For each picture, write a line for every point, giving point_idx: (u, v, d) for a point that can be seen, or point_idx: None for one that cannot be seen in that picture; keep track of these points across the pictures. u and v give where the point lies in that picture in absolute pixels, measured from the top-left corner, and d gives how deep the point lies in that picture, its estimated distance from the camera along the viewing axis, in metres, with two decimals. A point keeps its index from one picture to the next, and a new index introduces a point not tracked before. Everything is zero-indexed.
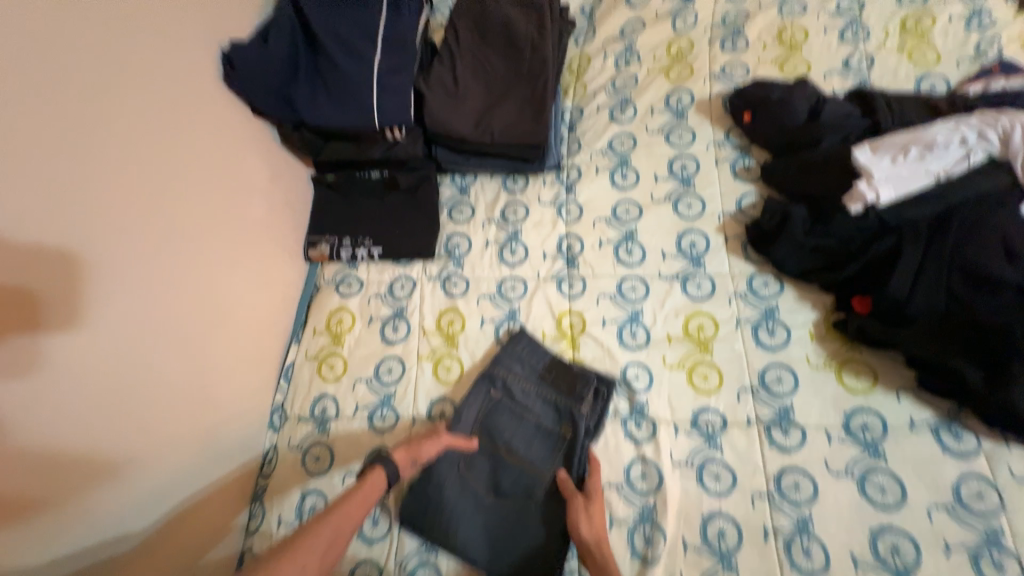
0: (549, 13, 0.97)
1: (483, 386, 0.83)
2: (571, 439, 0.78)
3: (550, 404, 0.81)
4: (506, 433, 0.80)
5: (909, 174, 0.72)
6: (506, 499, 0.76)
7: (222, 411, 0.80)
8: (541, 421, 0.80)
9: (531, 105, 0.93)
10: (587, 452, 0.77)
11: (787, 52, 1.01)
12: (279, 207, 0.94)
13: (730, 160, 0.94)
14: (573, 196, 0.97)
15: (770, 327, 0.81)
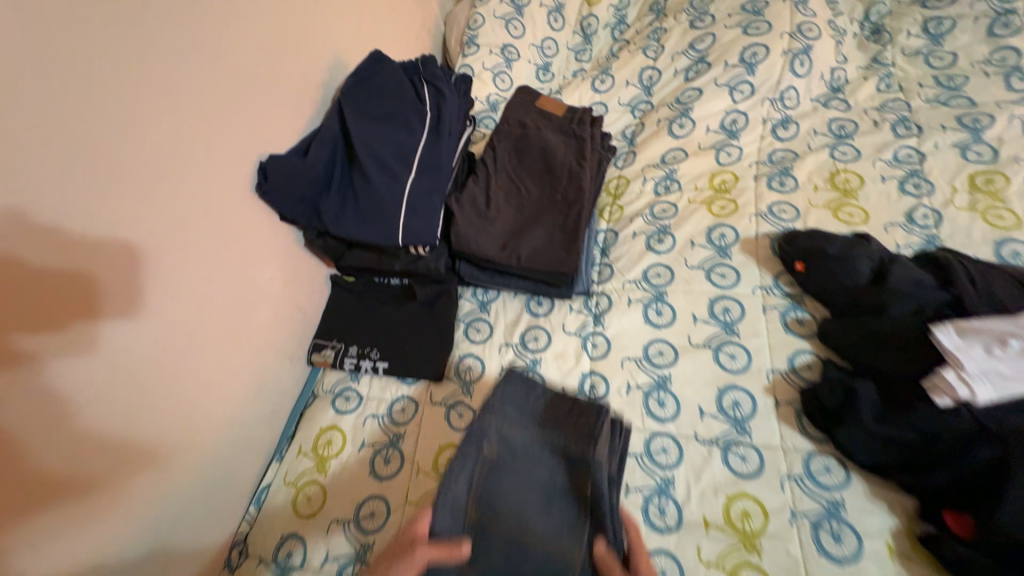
0: (590, 144, 0.98)
1: (472, 453, 0.67)
2: (596, 500, 0.62)
3: (557, 454, 0.68)
4: (511, 497, 0.64)
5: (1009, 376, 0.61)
6: None
7: (177, 542, 0.71)
8: (552, 481, 0.66)
9: (562, 233, 0.89)
10: (616, 506, 0.63)
11: (841, 196, 0.95)
12: (291, 310, 0.90)
13: (780, 309, 0.84)
14: (601, 328, 0.89)
15: (835, 531, 0.65)
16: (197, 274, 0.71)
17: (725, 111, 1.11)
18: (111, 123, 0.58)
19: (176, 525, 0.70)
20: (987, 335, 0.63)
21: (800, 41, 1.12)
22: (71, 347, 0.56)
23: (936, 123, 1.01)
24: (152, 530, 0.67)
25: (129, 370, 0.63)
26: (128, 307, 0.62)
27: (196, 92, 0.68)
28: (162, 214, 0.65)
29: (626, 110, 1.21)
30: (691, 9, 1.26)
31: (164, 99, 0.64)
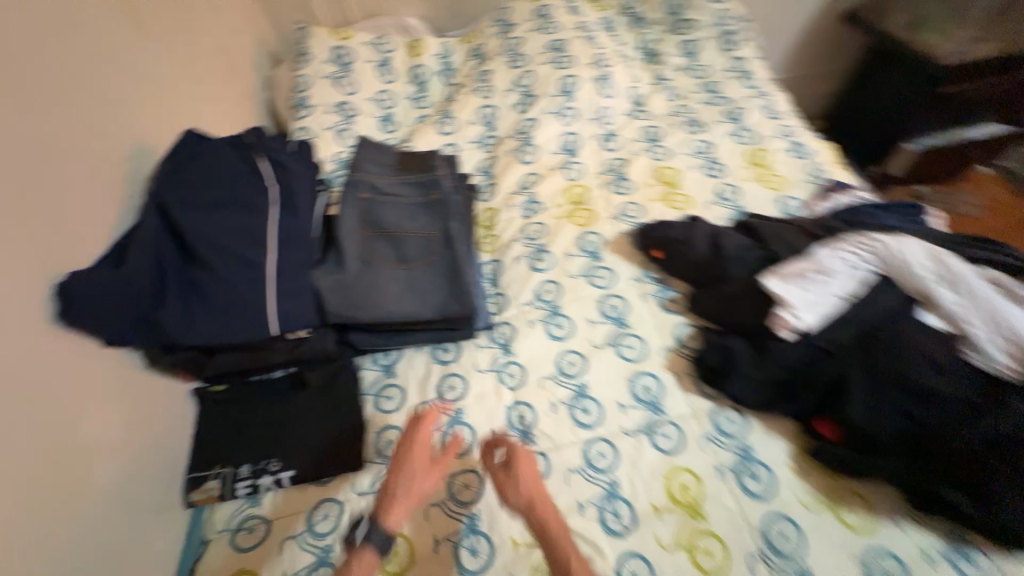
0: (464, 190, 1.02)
1: (352, 194, 0.88)
2: (444, 199, 0.90)
3: (413, 183, 0.92)
4: (390, 218, 0.88)
5: (829, 300, 0.74)
6: (414, 265, 0.85)
7: None
8: (412, 198, 0.90)
9: (448, 274, 0.85)
10: (458, 199, 0.91)
11: (668, 188, 1.14)
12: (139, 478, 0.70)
13: (656, 294, 0.96)
14: (512, 357, 0.90)
15: (752, 471, 0.76)
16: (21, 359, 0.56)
17: (560, 134, 1.24)
18: None
19: None
20: (813, 268, 0.77)
21: (599, 69, 1.31)
22: None
23: (712, 119, 1.28)
24: None
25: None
26: None
27: None
28: None
29: (476, 146, 1.27)
30: (507, 52, 1.40)
31: None
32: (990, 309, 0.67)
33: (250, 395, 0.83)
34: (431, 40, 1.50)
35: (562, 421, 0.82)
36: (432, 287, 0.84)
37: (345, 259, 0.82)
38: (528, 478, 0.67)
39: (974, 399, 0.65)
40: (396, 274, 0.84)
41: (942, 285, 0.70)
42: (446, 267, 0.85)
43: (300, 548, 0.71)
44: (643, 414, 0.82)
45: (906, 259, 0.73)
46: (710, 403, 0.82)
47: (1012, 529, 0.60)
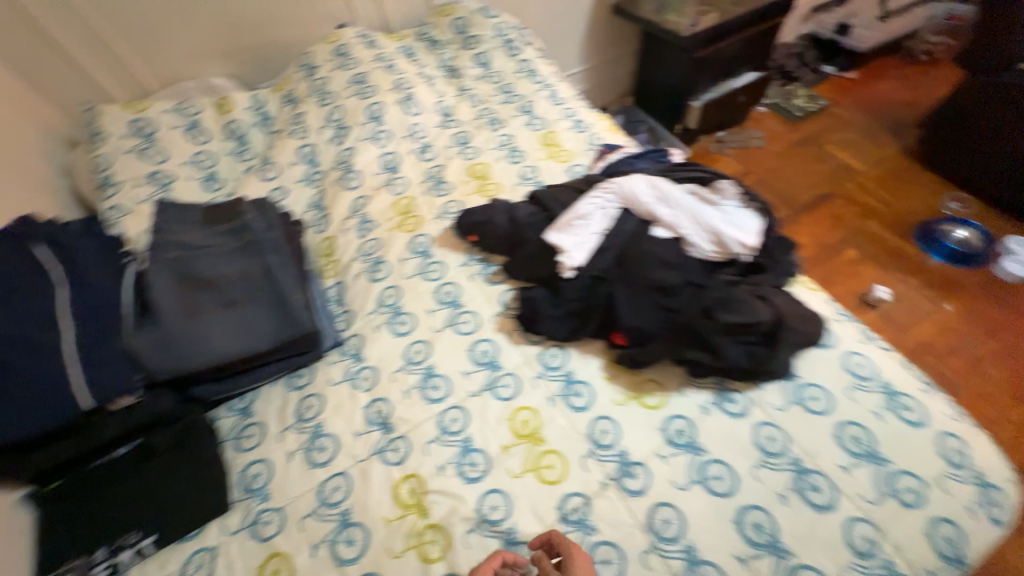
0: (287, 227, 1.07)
1: (159, 256, 0.90)
2: (255, 239, 0.95)
3: (223, 232, 0.96)
4: (205, 268, 0.91)
5: (590, 238, 0.92)
6: (239, 305, 0.89)
7: None
8: (224, 247, 0.94)
9: (274, 304, 0.90)
10: (273, 235, 0.97)
11: (480, 181, 1.29)
12: None
13: (481, 271, 1.09)
14: (363, 363, 0.97)
15: (575, 391, 0.91)
16: None
17: (379, 156, 1.35)
18: None
19: None
20: (575, 217, 0.95)
21: (402, 93, 1.45)
22: None
23: (508, 115, 1.47)
24: None
25: None
26: None
27: None
28: None
29: (303, 184, 1.33)
30: (315, 93, 1.48)
31: None
32: (691, 210, 0.90)
33: (90, 480, 0.80)
34: (239, 94, 1.52)
35: (415, 403, 0.91)
36: (261, 319, 0.88)
37: (160, 318, 0.83)
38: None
39: (693, 279, 0.86)
40: (221, 316, 0.87)
41: (659, 203, 0.92)
42: (272, 298, 0.90)
43: None
44: (484, 374, 0.94)
45: (633, 191, 0.94)
46: (536, 347, 0.97)
47: (731, 366, 0.80)
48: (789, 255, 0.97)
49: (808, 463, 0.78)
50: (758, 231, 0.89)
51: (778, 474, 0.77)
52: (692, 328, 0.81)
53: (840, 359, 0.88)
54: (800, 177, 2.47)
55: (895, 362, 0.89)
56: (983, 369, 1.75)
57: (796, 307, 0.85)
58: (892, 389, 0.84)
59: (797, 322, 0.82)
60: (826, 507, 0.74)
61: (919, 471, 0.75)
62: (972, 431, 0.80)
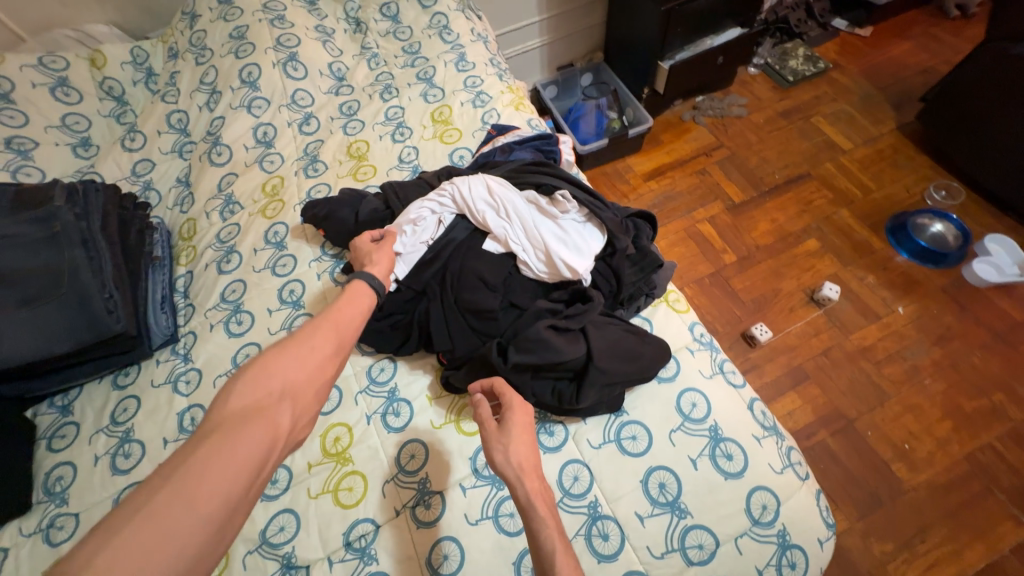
0: (120, 214, 1.01)
1: None
2: (62, 229, 0.89)
3: (28, 221, 0.89)
4: (1, 262, 0.85)
5: (416, 249, 0.84)
6: (36, 304, 0.84)
7: None
8: (26, 237, 0.87)
9: (78, 306, 0.85)
10: (85, 227, 0.91)
11: (357, 162, 1.17)
12: None
13: (331, 269, 1.02)
14: (190, 364, 0.94)
15: (394, 410, 0.86)
16: None
17: (253, 127, 1.22)
18: None
19: None
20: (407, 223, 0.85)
21: (283, 52, 1.28)
22: None
23: (405, 82, 1.30)
24: None
25: None
26: None
27: None
28: None
29: (173, 156, 1.23)
30: (193, 48, 1.33)
31: None
32: (527, 223, 0.81)
33: None
34: (114, 45, 1.37)
35: None
36: (59, 319, 0.84)
37: None
38: (517, 446, 0.63)
39: (516, 301, 0.80)
40: (14, 316, 0.82)
41: (497, 211, 0.83)
42: (73, 297, 0.85)
43: None
44: None
45: (472, 198, 0.84)
46: (369, 359, 0.91)
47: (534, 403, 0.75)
48: (647, 275, 0.86)
49: (605, 508, 0.74)
50: (594, 253, 0.81)
51: (573, 517, 0.73)
52: (494, 365, 0.74)
53: (674, 395, 0.81)
54: (777, 152, 2.23)
55: (737, 401, 0.81)
56: (920, 381, 1.65)
57: (623, 341, 0.77)
58: (719, 433, 0.77)
59: (616, 360, 0.74)
60: (609, 556, 0.70)
61: (716, 527, 0.71)
62: (792, 486, 0.75)
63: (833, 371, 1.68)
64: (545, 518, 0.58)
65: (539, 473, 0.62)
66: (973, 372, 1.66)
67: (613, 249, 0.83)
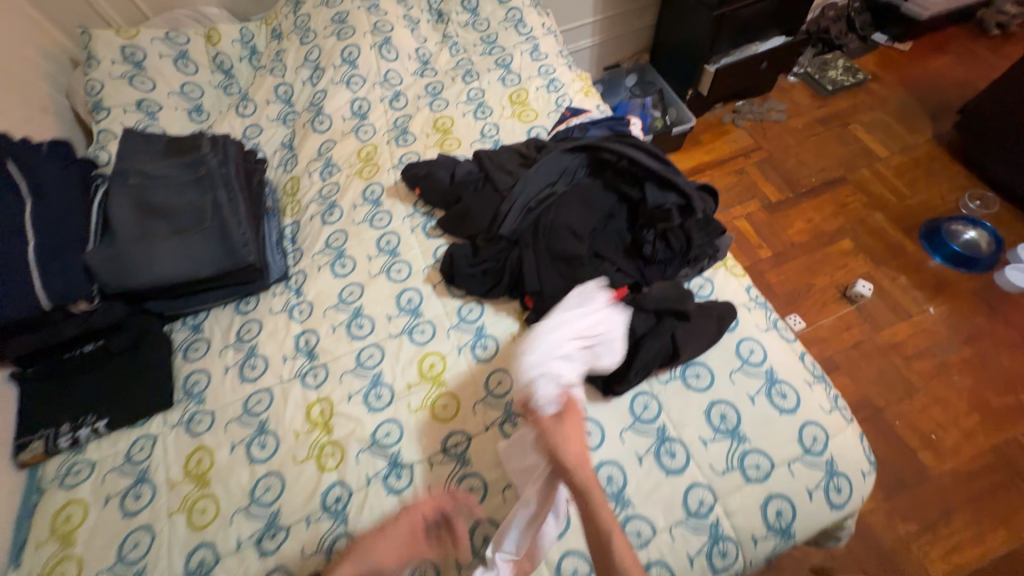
0: (246, 165, 1.15)
1: (120, 181, 1.00)
2: (208, 174, 1.04)
3: (179, 166, 1.04)
4: (159, 197, 1.00)
5: (525, 199, 0.96)
6: (187, 234, 0.98)
7: None
8: (180, 178, 1.03)
9: (220, 238, 0.99)
10: (225, 174, 1.05)
11: (443, 134, 1.31)
12: None
13: (423, 224, 1.15)
14: (302, 297, 1.07)
15: (482, 343, 0.98)
16: None
17: (350, 101, 1.37)
18: None
19: None
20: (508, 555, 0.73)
21: (379, 35, 1.43)
22: None
23: (485, 67, 1.44)
24: None
25: None
26: None
27: None
28: None
29: (278, 123, 1.39)
30: (297, 30, 1.49)
31: None
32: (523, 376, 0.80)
33: (63, 377, 0.96)
34: (227, 25, 1.53)
35: (340, 339, 1.01)
36: (203, 249, 0.98)
37: (115, 239, 0.94)
38: (570, 442, 0.71)
39: (601, 254, 0.92)
40: (170, 243, 0.97)
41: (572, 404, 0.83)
42: (216, 231, 0.99)
43: (119, 476, 0.88)
44: (405, 319, 1.03)
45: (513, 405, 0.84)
46: (460, 301, 1.04)
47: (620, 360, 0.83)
48: (712, 239, 0.98)
49: (672, 432, 0.84)
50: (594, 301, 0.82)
51: (643, 437, 0.84)
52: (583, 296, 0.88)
53: (734, 343, 0.91)
54: (815, 156, 2.31)
55: (789, 352, 0.92)
56: (948, 377, 1.71)
57: (703, 327, 0.84)
58: (774, 376, 0.87)
59: (701, 352, 0.82)
60: (675, 470, 0.80)
61: (772, 452, 0.80)
62: (839, 424, 0.84)
63: (862, 363, 1.76)
64: (600, 510, 0.65)
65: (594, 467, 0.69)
66: (1000, 371, 1.72)
67: (694, 213, 0.91)
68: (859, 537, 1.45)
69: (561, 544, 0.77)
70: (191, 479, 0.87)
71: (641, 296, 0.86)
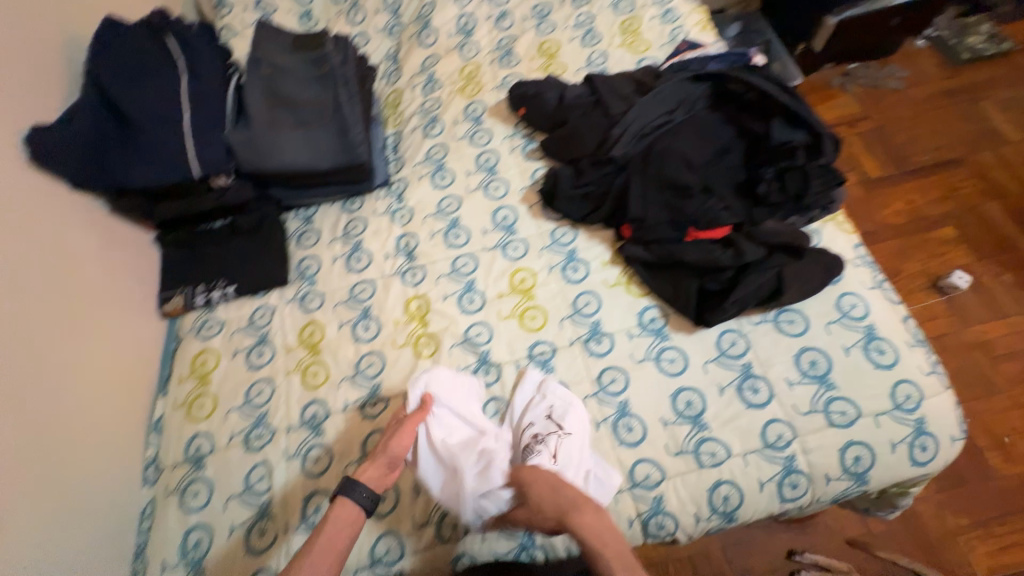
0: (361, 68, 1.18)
1: (253, 69, 1.07)
2: (330, 71, 1.09)
3: (305, 62, 1.10)
4: (286, 88, 1.06)
5: (641, 124, 0.96)
6: (309, 126, 1.05)
7: (122, 394, 0.92)
8: (305, 73, 1.09)
9: (338, 134, 1.05)
10: (345, 73, 1.09)
11: (547, 59, 1.28)
12: (121, 286, 0.98)
13: (522, 146, 1.16)
14: (404, 203, 1.13)
15: (573, 266, 1.01)
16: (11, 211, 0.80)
17: (457, 17, 1.36)
18: None
19: (114, 403, 0.90)
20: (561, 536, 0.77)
21: None
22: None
23: None
24: (80, 473, 0.80)
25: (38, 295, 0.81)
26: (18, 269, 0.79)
27: None
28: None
29: (384, 35, 1.41)
30: None
31: None
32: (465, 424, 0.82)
33: (194, 244, 1.09)
34: None
35: (438, 245, 1.07)
36: (323, 143, 1.04)
37: (249, 122, 1.02)
38: (545, 486, 0.70)
39: (712, 188, 0.90)
40: (295, 134, 1.04)
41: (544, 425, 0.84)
42: (335, 128, 1.05)
43: (243, 336, 1.00)
44: (500, 234, 1.07)
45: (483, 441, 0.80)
46: (554, 223, 1.06)
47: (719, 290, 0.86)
48: (830, 189, 0.92)
49: (758, 370, 0.85)
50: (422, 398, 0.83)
51: (728, 370, 0.86)
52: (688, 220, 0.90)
53: (835, 296, 0.89)
54: (932, 133, 2.09)
55: (893, 312, 0.89)
56: None
57: (810, 271, 0.84)
58: (874, 332, 0.86)
59: (805, 294, 0.83)
60: (757, 404, 0.83)
61: (860, 403, 0.81)
62: (938, 388, 0.82)
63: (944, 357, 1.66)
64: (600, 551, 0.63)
65: (583, 507, 0.66)
66: None
67: (820, 154, 0.87)
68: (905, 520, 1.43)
69: (636, 452, 0.82)
70: (304, 347, 0.98)
71: (755, 227, 0.87)
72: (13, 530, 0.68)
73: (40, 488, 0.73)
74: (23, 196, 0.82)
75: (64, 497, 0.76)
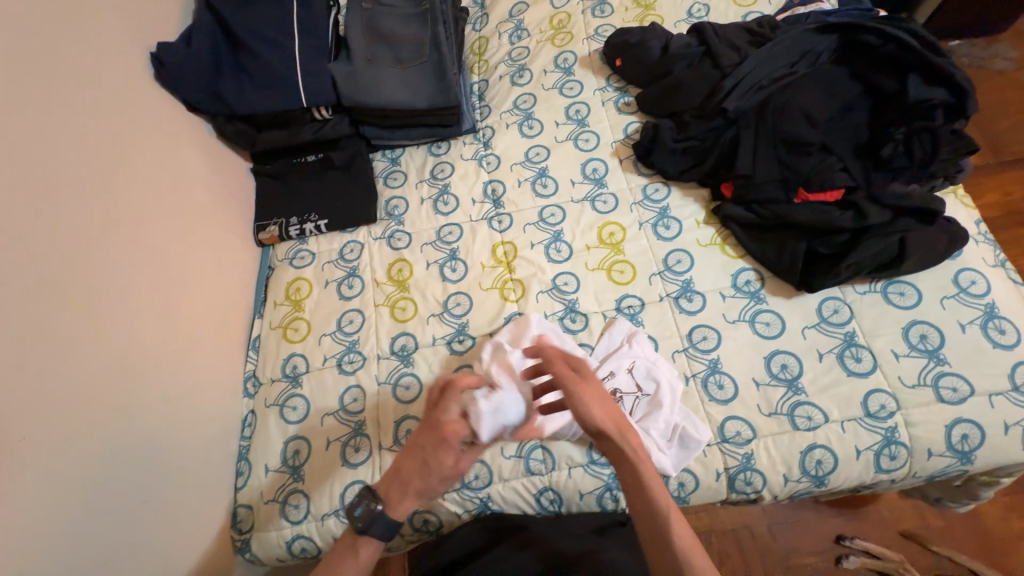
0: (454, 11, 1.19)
1: (356, 6, 1.10)
2: (430, 9, 1.09)
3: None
4: (386, 24, 1.09)
5: (756, 77, 0.95)
6: (407, 64, 1.07)
7: (226, 312, 0.97)
8: (404, 10, 1.10)
9: (435, 73, 1.07)
10: (444, 13, 1.11)
11: (644, 10, 1.22)
12: (225, 210, 1.03)
13: (614, 99, 1.12)
14: (490, 150, 1.12)
15: (665, 223, 0.98)
16: (130, 125, 0.85)
17: None
18: (34, 32, 0.71)
19: (221, 319, 0.95)
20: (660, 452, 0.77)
21: None
22: (119, 203, 0.79)
23: None
24: (194, 374, 0.86)
25: (156, 204, 0.86)
26: (137, 179, 0.84)
27: (89, 15, 0.81)
28: (110, 88, 0.83)
29: None
30: None
31: (69, 15, 0.77)
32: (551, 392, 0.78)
33: (288, 176, 1.12)
34: None
35: (525, 193, 1.06)
36: (417, 78, 1.07)
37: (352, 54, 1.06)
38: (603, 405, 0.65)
39: (832, 146, 0.88)
40: (394, 70, 1.07)
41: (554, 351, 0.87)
42: (430, 65, 1.07)
43: (334, 269, 1.03)
44: (589, 186, 1.05)
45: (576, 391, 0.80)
46: (645, 179, 1.03)
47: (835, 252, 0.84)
48: (959, 158, 0.86)
49: (862, 339, 0.83)
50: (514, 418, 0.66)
51: (828, 337, 0.84)
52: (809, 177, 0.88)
53: (953, 271, 0.84)
54: None
55: (1015, 293, 0.83)
56: None
57: (932, 240, 0.82)
58: (994, 311, 0.81)
59: (923, 265, 0.82)
60: (859, 373, 0.80)
61: (974, 380, 0.77)
62: None
63: None
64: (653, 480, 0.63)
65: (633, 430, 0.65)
66: None
67: (962, 115, 0.83)
68: (977, 520, 1.22)
69: (726, 409, 0.81)
70: (391, 282, 1.00)
71: (879, 189, 0.84)
72: (142, 408, 0.75)
73: (162, 377, 0.80)
74: (137, 116, 0.87)
75: (183, 391, 0.83)
